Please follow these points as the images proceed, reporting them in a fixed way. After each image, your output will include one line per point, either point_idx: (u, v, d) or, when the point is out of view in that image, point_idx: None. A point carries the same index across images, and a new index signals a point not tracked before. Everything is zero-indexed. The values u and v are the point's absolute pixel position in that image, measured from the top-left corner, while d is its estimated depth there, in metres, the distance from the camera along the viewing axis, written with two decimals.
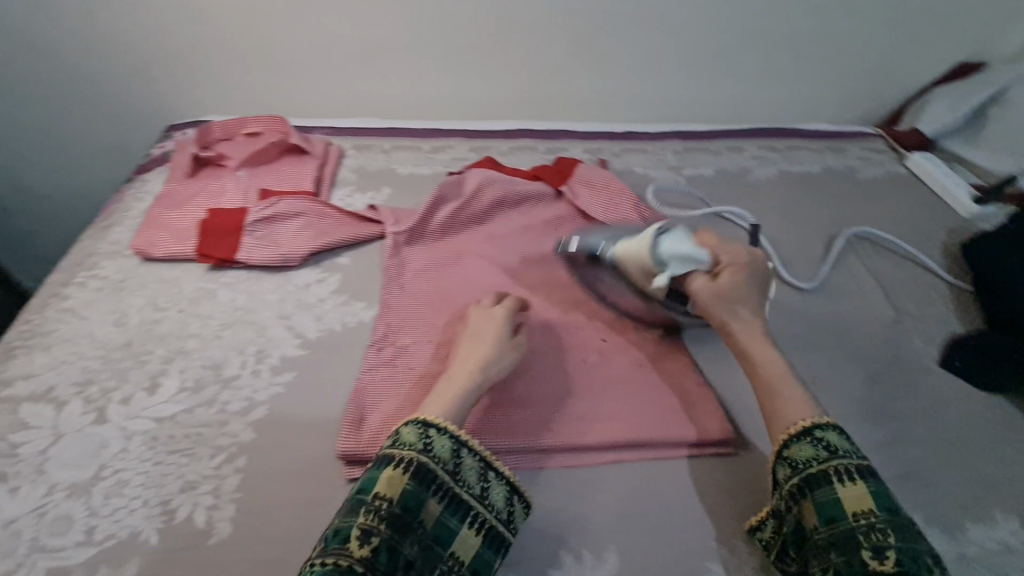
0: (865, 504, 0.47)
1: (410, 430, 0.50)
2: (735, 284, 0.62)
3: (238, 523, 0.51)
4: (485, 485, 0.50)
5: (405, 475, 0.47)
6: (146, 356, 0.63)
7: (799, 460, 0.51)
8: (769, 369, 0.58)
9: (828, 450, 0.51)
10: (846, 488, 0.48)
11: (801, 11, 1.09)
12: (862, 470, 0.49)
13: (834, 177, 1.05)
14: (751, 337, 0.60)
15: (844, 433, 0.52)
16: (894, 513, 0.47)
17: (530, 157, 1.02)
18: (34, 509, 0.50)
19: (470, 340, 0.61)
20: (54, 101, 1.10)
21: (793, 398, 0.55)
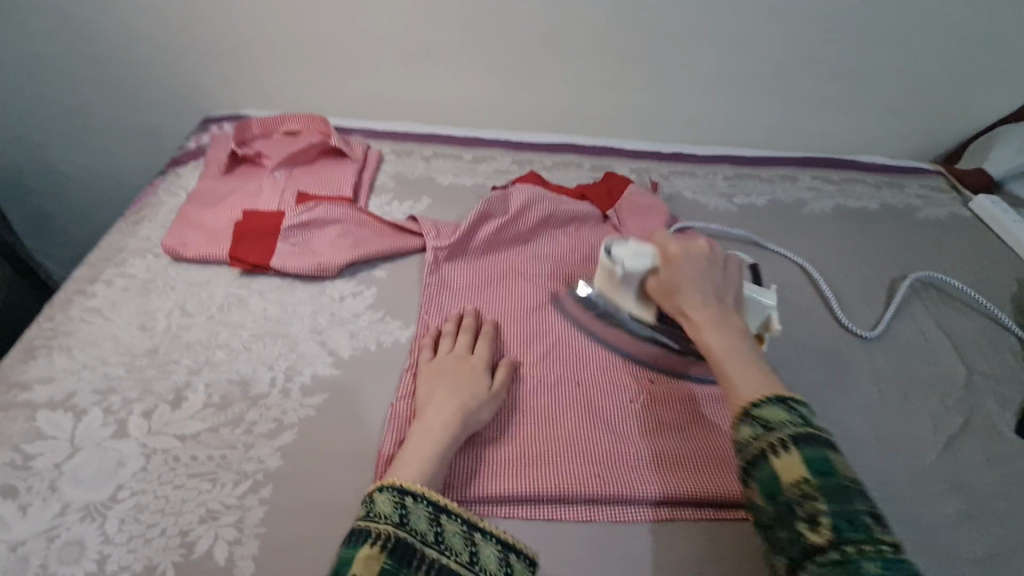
0: (800, 473, 0.42)
1: (384, 498, 0.46)
2: (677, 270, 0.60)
3: (261, 563, 0.47)
4: (474, 549, 0.46)
5: (385, 552, 0.43)
6: (172, 365, 0.60)
7: (741, 440, 0.46)
8: (720, 352, 0.53)
9: (763, 425, 0.45)
10: (781, 460, 0.43)
11: (868, 39, 1.04)
12: (798, 436, 0.44)
13: (894, 214, 0.99)
14: (704, 325, 0.56)
15: (783, 402, 0.47)
16: (832, 476, 0.41)
17: (575, 173, 0.98)
18: (44, 532, 0.47)
19: (442, 385, 0.58)
20: (88, 84, 1.07)
21: (748, 377, 0.50)
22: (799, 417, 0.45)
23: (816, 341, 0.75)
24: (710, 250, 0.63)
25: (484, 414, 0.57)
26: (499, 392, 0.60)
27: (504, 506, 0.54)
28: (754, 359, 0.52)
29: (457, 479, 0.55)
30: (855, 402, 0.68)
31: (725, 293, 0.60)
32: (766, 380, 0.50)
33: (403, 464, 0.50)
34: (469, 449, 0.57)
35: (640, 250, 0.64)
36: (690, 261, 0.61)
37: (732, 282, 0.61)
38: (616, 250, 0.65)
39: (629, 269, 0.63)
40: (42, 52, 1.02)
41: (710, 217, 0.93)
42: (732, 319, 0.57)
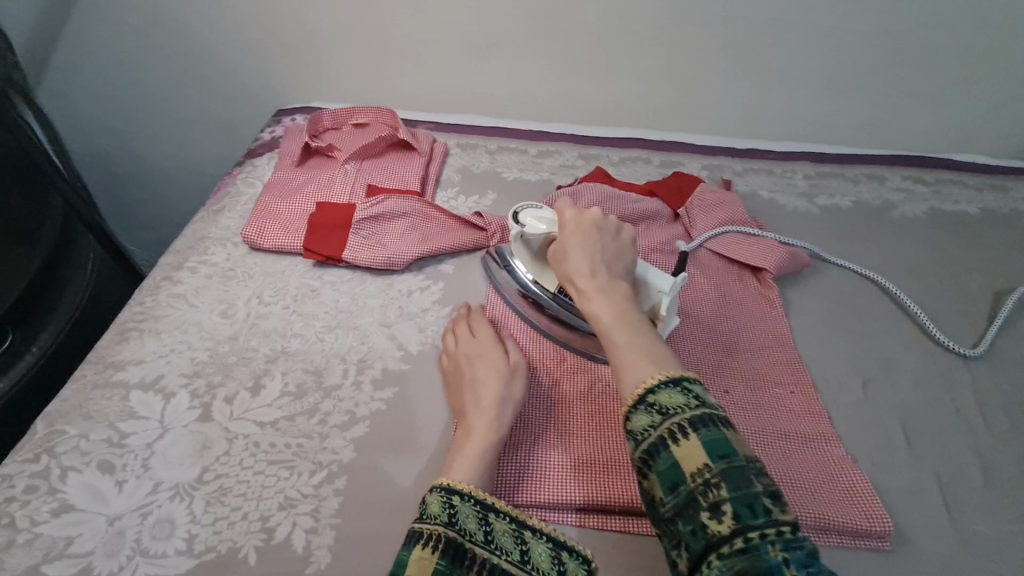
0: (698, 460, 0.38)
1: (434, 499, 0.45)
2: (566, 240, 0.57)
3: (338, 553, 0.48)
4: (524, 548, 0.44)
5: (435, 553, 0.42)
6: (251, 353, 0.62)
7: (635, 431, 0.41)
8: (608, 325, 0.49)
9: (659, 412, 0.41)
10: (681, 446, 0.39)
11: (970, 29, 0.95)
12: (693, 420, 0.40)
13: (997, 220, 0.90)
14: (590, 295, 0.51)
15: (677, 383, 0.42)
16: (730, 458, 0.38)
17: (644, 170, 0.94)
18: (138, 508, 0.49)
19: (471, 377, 0.58)
20: (171, 78, 1.12)
21: (633, 352, 0.45)
22: (695, 398, 0.41)
23: (908, 358, 0.69)
24: (600, 218, 0.58)
25: (516, 388, 0.57)
26: (517, 365, 0.59)
27: (576, 515, 0.53)
28: (645, 329, 0.48)
29: (526, 483, 0.53)
30: (955, 426, 0.63)
31: (615, 260, 0.55)
32: (654, 353, 0.45)
33: (464, 461, 0.50)
34: (530, 450, 0.56)
35: (547, 220, 0.61)
36: (576, 229, 0.57)
37: (625, 247, 0.57)
38: (525, 215, 0.62)
39: (528, 232, 0.61)
40: (128, 47, 1.07)
41: (788, 219, 0.88)
42: (622, 287, 0.52)
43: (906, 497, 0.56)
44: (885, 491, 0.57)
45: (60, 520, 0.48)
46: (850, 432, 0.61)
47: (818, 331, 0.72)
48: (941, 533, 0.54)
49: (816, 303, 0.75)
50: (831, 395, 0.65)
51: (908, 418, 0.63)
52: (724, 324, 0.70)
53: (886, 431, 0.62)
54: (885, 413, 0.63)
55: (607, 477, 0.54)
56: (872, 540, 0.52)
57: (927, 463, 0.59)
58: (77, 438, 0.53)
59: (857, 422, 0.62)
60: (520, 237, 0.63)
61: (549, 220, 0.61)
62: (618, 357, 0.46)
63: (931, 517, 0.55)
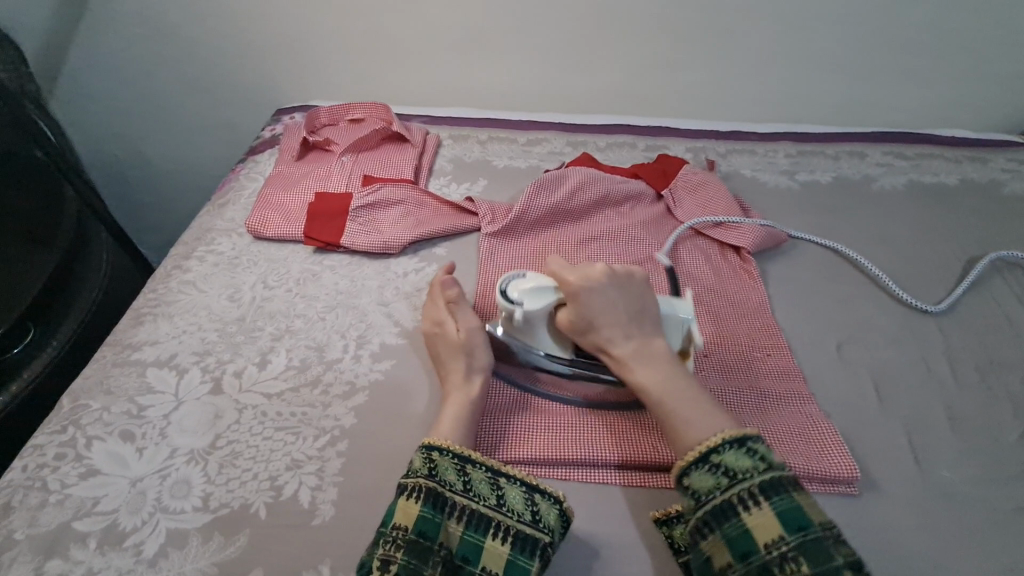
0: (774, 530, 0.43)
1: (417, 455, 0.50)
2: (582, 303, 0.55)
3: (341, 507, 0.52)
4: (501, 492, 0.49)
5: (418, 502, 0.47)
6: (257, 332, 0.66)
7: (701, 493, 0.46)
8: (660, 395, 0.52)
9: (728, 475, 0.46)
10: (754, 514, 0.44)
11: (944, 7, 0.98)
12: (766, 488, 0.45)
13: (975, 190, 0.93)
14: (632, 364, 0.54)
15: (742, 446, 0.47)
16: (805, 530, 0.43)
17: (630, 154, 0.98)
18: (158, 471, 0.53)
19: (442, 357, 0.61)
20: (175, 84, 1.17)
21: (693, 420, 0.50)
22: (762, 463, 0.46)
23: (882, 321, 0.72)
24: (609, 270, 0.58)
25: (479, 360, 0.59)
26: (468, 335, 0.60)
27: (561, 469, 0.56)
28: (691, 389, 0.52)
29: (513, 441, 0.57)
30: (926, 382, 0.65)
31: (640, 313, 0.57)
32: (710, 415, 0.50)
33: (445, 421, 0.54)
34: (518, 413, 0.60)
35: (540, 286, 0.57)
36: (591, 292, 0.56)
37: (642, 296, 0.58)
38: (513, 290, 0.57)
39: (529, 309, 0.56)
40: (135, 54, 1.12)
41: (770, 196, 0.91)
42: (656, 345, 0.55)
43: (876, 447, 0.60)
44: (857, 442, 0.60)
45: (87, 483, 0.52)
46: (824, 390, 0.65)
47: (796, 300, 0.75)
48: (909, 479, 0.57)
49: (794, 273, 0.79)
50: (807, 357, 0.68)
51: (881, 375, 0.66)
52: (705, 294, 0.73)
53: (859, 388, 0.65)
54: (858, 373, 0.66)
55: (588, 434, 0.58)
56: (840, 485, 0.56)
57: (897, 417, 0.62)
58: (100, 411, 0.57)
59: (832, 381, 0.66)
60: (521, 317, 0.57)
61: (540, 289, 0.57)
62: (681, 428, 0.50)
63: (899, 465, 0.58)
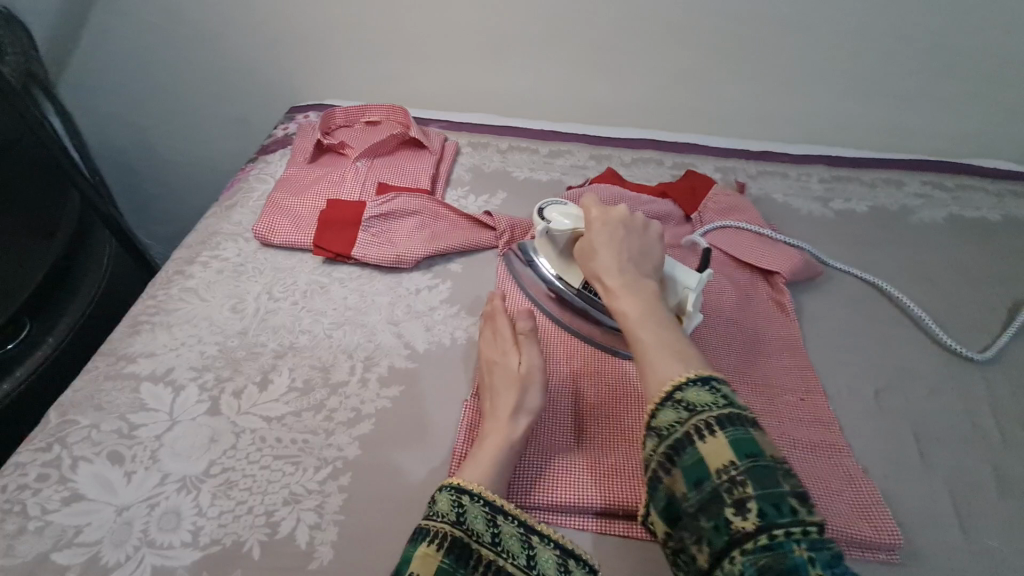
0: (725, 457, 0.39)
1: (444, 498, 0.47)
2: (594, 236, 0.58)
3: (341, 551, 0.48)
4: (532, 553, 0.46)
5: (440, 552, 0.44)
6: (259, 348, 0.62)
7: (661, 426, 0.42)
8: (633, 321, 0.50)
9: (687, 408, 0.42)
10: (708, 443, 0.40)
11: (995, 32, 0.93)
12: (723, 418, 0.40)
13: (1019, 228, 0.88)
14: (618, 292, 0.53)
15: (706, 383, 0.43)
16: (756, 458, 0.38)
17: (656, 171, 0.93)
18: (145, 500, 0.49)
19: (495, 384, 0.57)
20: (188, 75, 1.13)
21: (660, 347, 0.47)
22: (723, 398, 0.42)
23: (921, 366, 0.68)
24: (629, 219, 0.60)
25: (533, 397, 0.56)
26: (531, 371, 0.58)
27: (581, 518, 0.53)
28: (668, 325, 0.49)
29: (535, 484, 0.53)
30: (969, 438, 0.61)
31: (644, 258, 0.57)
32: (681, 349, 0.47)
33: (478, 464, 0.50)
34: (537, 453, 0.56)
35: (571, 212, 0.64)
36: (606, 229, 0.58)
37: (653, 248, 0.58)
38: (550, 211, 0.64)
39: (552, 227, 0.63)
40: (148, 42, 1.08)
41: (802, 224, 0.87)
42: (648, 286, 0.53)
43: (917, 509, 0.55)
44: (895, 502, 0.56)
45: (70, 509, 0.48)
46: (860, 442, 0.60)
47: (829, 338, 0.71)
48: (953, 548, 0.53)
49: (827, 309, 0.74)
50: (842, 403, 0.64)
51: (921, 429, 0.62)
52: (736, 327, 0.69)
53: (898, 442, 0.61)
54: (897, 424, 0.62)
55: (614, 482, 0.54)
56: (881, 553, 0.51)
57: (939, 475, 0.58)
58: (88, 429, 0.54)
59: (869, 432, 0.61)
60: (544, 232, 0.64)
61: (571, 215, 0.63)
62: (645, 352, 0.47)
63: (943, 531, 0.54)
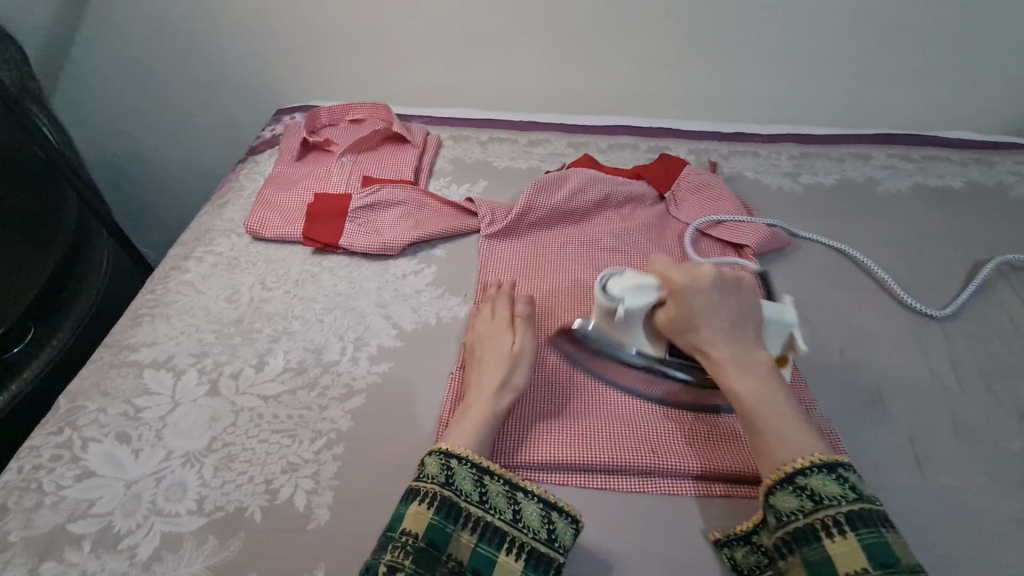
0: (857, 563, 0.42)
1: (433, 461, 0.50)
2: (685, 305, 0.54)
3: (337, 511, 0.51)
4: (517, 507, 0.49)
5: (431, 510, 0.47)
6: (255, 333, 0.66)
7: (782, 511, 0.46)
8: (752, 403, 0.50)
9: (812, 499, 0.45)
10: (836, 542, 0.43)
11: (954, 7, 0.97)
12: (852, 518, 0.44)
13: (981, 194, 0.92)
14: (729, 369, 0.52)
15: (833, 471, 0.46)
16: (891, 568, 0.41)
17: (632, 155, 0.97)
18: (153, 473, 0.53)
19: (483, 357, 0.61)
20: (179, 84, 1.17)
21: (784, 435, 0.48)
22: (852, 491, 0.45)
23: (885, 326, 0.72)
24: (717, 272, 0.56)
25: (521, 373, 0.60)
26: (523, 351, 0.61)
27: (560, 474, 0.56)
28: (787, 406, 0.50)
29: (516, 445, 0.57)
30: (931, 390, 0.65)
31: (742, 320, 0.55)
32: (804, 434, 0.48)
33: (463, 428, 0.54)
34: (520, 417, 0.59)
35: (642, 283, 0.56)
36: (698, 294, 0.54)
37: (747, 306, 0.55)
38: (615, 286, 0.56)
39: (631, 306, 0.55)
40: (138, 55, 1.12)
41: (773, 199, 0.90)
42: (758, 358, 0.53)
43: (881, 455, 0.59)
44: (858, 450, 0.59)
45: (83, 485, 0.52)
46: (826, 397, 0.64)
47: (799, 303, 0.74)
48: (912, 489, 0.56)
49: (797, 277, 0.78)
50: (810, 362, 0.67)
51: (884, 384, 0.65)
52: None
53: (861, 396, 0.64)
54: (862, 379, 0.66)
55: (591, 441, 0.57)
56: None
57: (901, 424, 0.61)
58: (96, 412, 0.57)
59: (834, 388, 0.65)
60: (623, 315, 0.56)
61: (643, 286, 0.56)
62: (770, 442, 0.48)
63: (902, 474, 0.57)
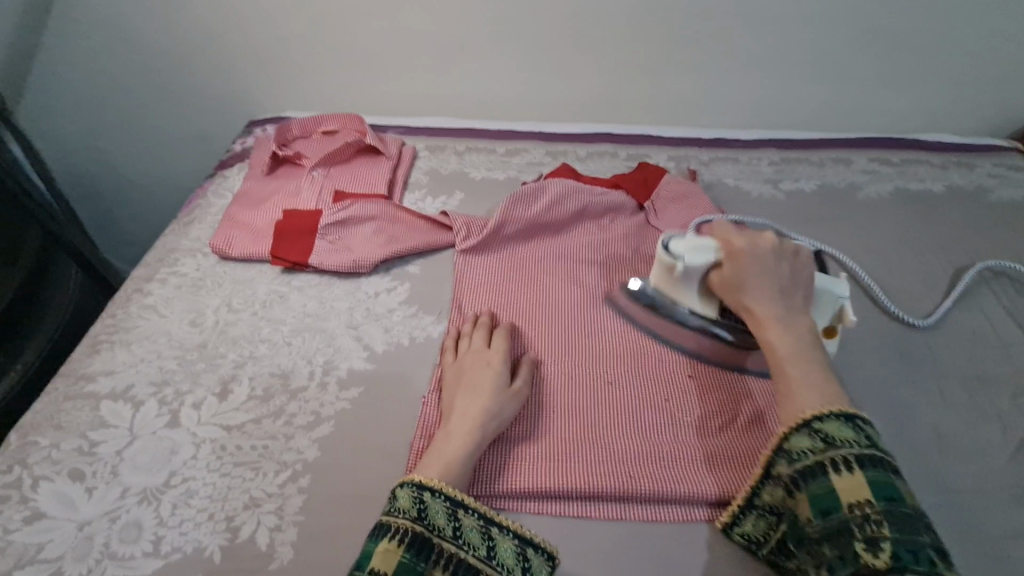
0: (861, 495, 0.42)
1: (405, 494, 0.48)
2: (740, 262, 0.57)
3: (300, 549, 0.49)
4: (492, 544, 0.47)
5: (400, 548, 0.45)
6: (219, 359, 0.63)
7: (795, 451, 0.46)
8: (782, 354, 0.51)
9: (824, 440, 0.45)
10: (843, 478, 0.43)
11: (931, 9, 0.96)
12: (862, 458, 0.43)
13: (962, 197, 0.91)
14: (767, 325, 0.53)
15: (849, 420, 0.45)
16: (894, 503, 0.41)
17: (611, 164, 0.95)
18: (107, 513, 0.50)
19: (462, 384, 0.59)
20: (149, 95, 1.14)
21: (809, 386, 0.48)
22: (865, 438, 0.44)
23: (867, 335, 0.71)
24: (778, 244, 0.58)
25: (511, 408, 0.57)
26: (520, 391, 0.59)
27: (536, 502, 0.54)
28: (817, 363, 0.50)
29: (490, 474, 0.55)
30: (914, 401, 0.64)
31: (793, 288, 0.56)
32: (830, 390, 0.48)
33: (439, 460, 0.51)
34: (500, 445, 0.57)
35: (703, 244, 0.60)
36: (755, 254, 0.57)
37: (803, 277, 0.57)
38: (676, 245, 0.62)
39: (691, 263, 0.60)
40: (104, 67, 1.09)
41: (753, 206, 0.89)
42: (799, 321, 0.53)
43: None
44: None
45: (32, 528, 0.49)
46: None
47: None
48: None
49: None
50: None
51: (868, 397, 0.64)
52: None
53: None
54: (845, 392, 0.64)
55: (570, 468, 0.55)
56: None
57: (885, 439, 0.60)
58: (48, 448, 0.55)
59: None
60: (682, 271, 0.61)
61: (704, 246, 0.60)
62: (795, 389, 0.48)
63: None
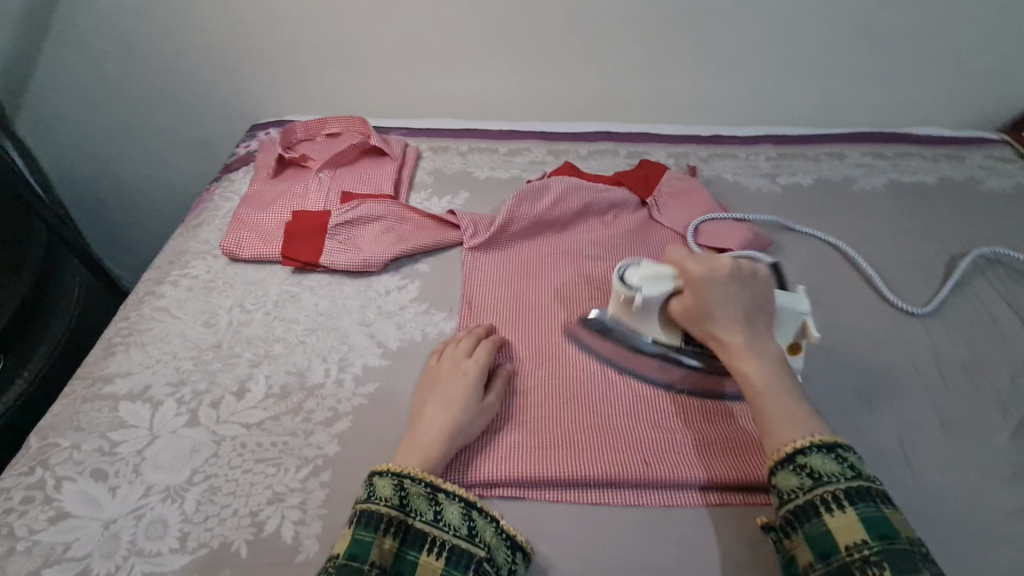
0: (856, 534, 0.42)
1: (383, 483, 0.49)
2: (703, 293, 0.54)
3: (326, 541, 0.50)
4: (473, 524, 0.48)
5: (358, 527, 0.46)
6: (234, 359, 0.64)
7: (783, 489, 0.46)
8: (761, 388, 0.50)
9: (811, 476, 0.45)
10: (836, 517, 0.43)
11: (920, 7, 0.99)
12: (850, 493, 0.43)
13: (953, 189, 0.94)
14: (742, 357, 0.52)
15: (831, 450, 0.45)
16: (890, 540, 0.41)
17: (612, 161, 0.97)
18: (132, 512, 0.51)
19: (432, 396, 0.58)
20: (149, 102, 1.14)
21: (785, 418, 0.48)
22: (849, 469, 0.45)
23: (867, 323, 0.73)
24: (736, 264, 0.56)
25: (479, 424, 0.56)
26: (490, 407, 0.58)
27: (554, 490, 0.55)
28: (792, 391, 0.50)
29: (508, 464, 0.56)
30: (915, 386, 0.66)
31: (757, 309, 0.55)
32: (806, 418, 0.48)
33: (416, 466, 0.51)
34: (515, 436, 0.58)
35: (659, 271, 0.59)
36: (716, 283, 0.54)
37: (762, 296, 0.55)
38: (631, 276, 0.60)
39: (649, 294, 0.58)
40: (105, 74, 1.09)
41: (753, 201, 0.91)
42: (767, 345, 0.53)
43: (866, 452, 0.59)
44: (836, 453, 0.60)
45: (57, 527, 0.50)
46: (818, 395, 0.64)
47: None
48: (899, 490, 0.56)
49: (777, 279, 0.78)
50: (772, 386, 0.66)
51: (871, 383, 0.66)
52: None
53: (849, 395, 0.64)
54: (847, 378, 0.66)
55: (586, 456, 0.56)
56: None
57: (890, 424, 0.62)
58: (69, 449, 0.55)
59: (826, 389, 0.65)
60: (640, 303, 0.59)
61: (659, 274, 0.59)
62: (776, 426, 0.48)
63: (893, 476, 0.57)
